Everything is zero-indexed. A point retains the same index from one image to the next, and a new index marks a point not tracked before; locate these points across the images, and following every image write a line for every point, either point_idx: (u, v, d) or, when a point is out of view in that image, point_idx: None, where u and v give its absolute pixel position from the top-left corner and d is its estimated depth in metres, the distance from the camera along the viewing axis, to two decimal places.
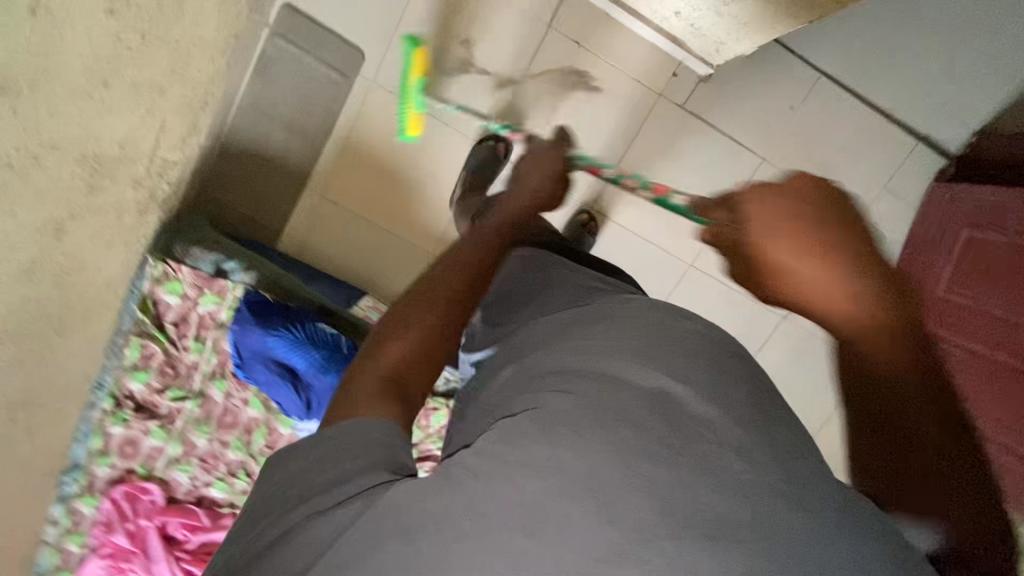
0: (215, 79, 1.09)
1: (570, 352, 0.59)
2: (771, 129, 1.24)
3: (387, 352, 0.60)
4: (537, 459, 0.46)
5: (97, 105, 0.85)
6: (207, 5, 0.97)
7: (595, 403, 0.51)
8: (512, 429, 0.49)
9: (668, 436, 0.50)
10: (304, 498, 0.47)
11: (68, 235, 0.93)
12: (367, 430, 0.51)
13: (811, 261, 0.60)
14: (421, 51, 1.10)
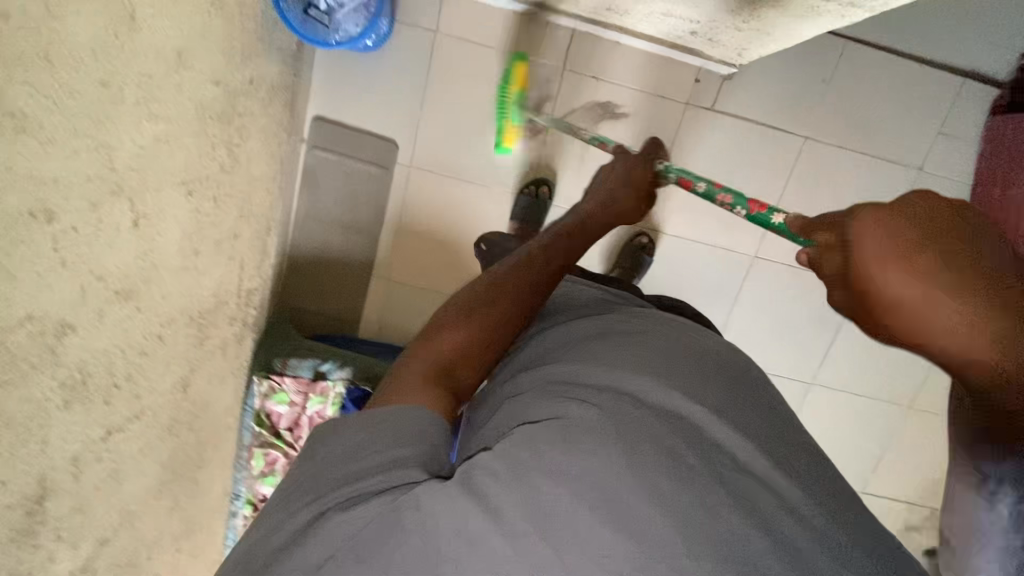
0: (273, 205, 1.17)
1: (590, 363, 0.61)
2: (806, 107, 1.22)
3: (444, 337, 0.65)
4: (561, 469, 0.49)
5: (193, 272, 0.94)
6: (256, 148, 1.04)
7: (617, 415, 0.54)
8: (548, 439, 0.52)
9: (686, 458, 0.53)
10: (344, 479, 0.50)
11: (191, 385, 1.03)
12: (413, 416, 0.55)
13: (945, 296, 0.46)
14: (523, 64, 1.18)
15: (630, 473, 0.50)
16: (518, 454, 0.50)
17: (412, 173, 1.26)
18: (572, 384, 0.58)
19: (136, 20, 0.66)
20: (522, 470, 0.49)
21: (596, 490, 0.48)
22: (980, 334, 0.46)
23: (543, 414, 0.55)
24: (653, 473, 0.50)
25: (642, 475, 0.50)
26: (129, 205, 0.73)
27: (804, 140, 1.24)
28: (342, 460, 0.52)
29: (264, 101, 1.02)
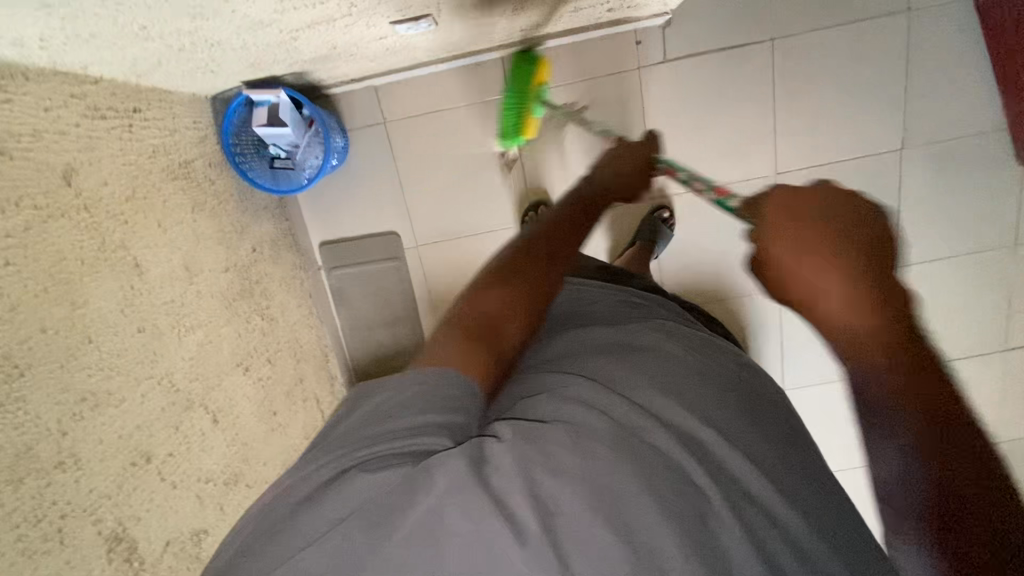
0: (320, 336, 1.26)
1: (603, 365, 0.58)
2: (759, 11, 1.15)
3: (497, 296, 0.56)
4: (569, 469, 0.47)
5: (280, 430, 1.03)
6: (286, 299, 1.13)
7: (623, 424, 0.51)
8: (561, 445, 0.48)
9: (696, 473, 0.50)
10: (377, 442, 0.46)
11: None
12: (445, 388, 0.48)
13: (828, 263, 0.48)
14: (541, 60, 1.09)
15: (636, 484, 0.47)
16: (527, 454, 0.47)
17: (420, 251, 1.30)
18: (575, 388, 0.54)
19: (141, 264, 0.75)
20: (532, 475, 0.46)
21: (598, 492, 0.46)
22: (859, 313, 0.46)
23: (547, 418, 0.51)
24: (655, 481, 0.48)
25: (644, 484, 0.48)
26: (205, 409, 0.82)
27: (772, 42, 1.17)
28: (388, 418, 0.47)
29: (273, 258, 1.11)
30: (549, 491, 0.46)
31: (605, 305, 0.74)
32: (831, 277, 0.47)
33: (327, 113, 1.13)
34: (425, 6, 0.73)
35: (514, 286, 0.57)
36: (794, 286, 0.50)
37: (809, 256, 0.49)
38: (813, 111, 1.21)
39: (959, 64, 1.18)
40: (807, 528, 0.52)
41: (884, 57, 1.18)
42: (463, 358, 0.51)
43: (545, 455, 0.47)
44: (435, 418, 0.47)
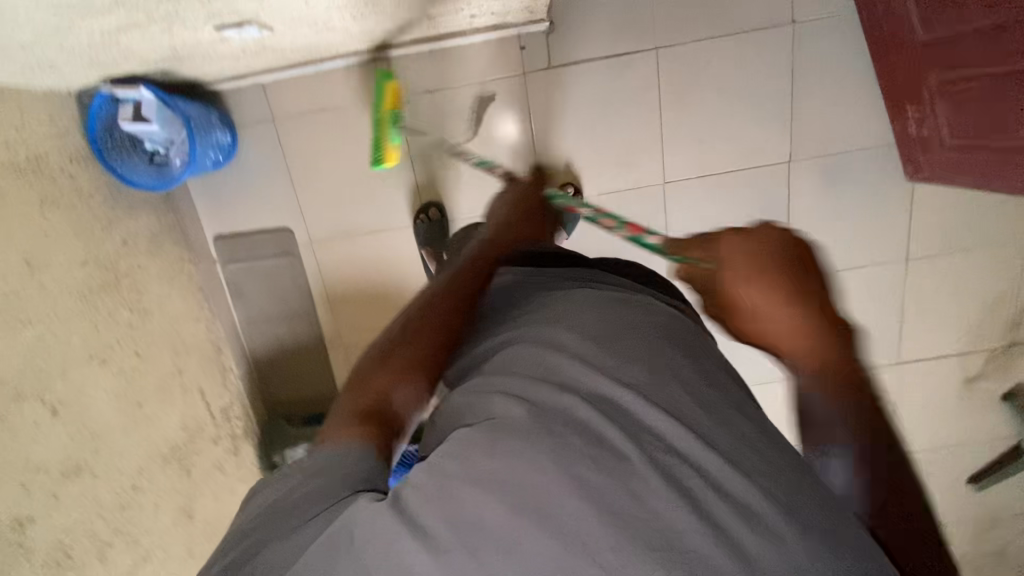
0: (211, 328, 1.29)
1: (531, 356, 0.62)
2: (644, 21, 1.16)
3: (361, 388, 0.62)
4: (488, 475, 0.51)
5: (146, 421, 1.06)
6: (163, 291, 1.15)
7: (547, 412, 0.56)
8: (478, 447, 0.53)
9: (615, 443, 0.54)
10: (300, 512, 0.53)
11: (197, 511, 1.17)
12: (350, 458, 0.55)
13: (795, 317, 0.56)
14: (393, 83, 1.14)
15: (557, 470, 0.51)
16: (443, 469, 0.52)
17: (316, 249, 1.32)
18: (500, 380, 0.60)
19: None
20: (447, 485, 0.51)
21: (519, 491, 0.50)
22: (830, 364, 0.56)
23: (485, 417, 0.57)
24: (581, 466, 0.52)
25: (563, 468, 0.52)
26: (41, 400, 0.85)
27: (656, 51, 1.17)
28: (308, 484, 0.54)
29: (150, 251, 1.14)
30: (470, 502, 0.50)
31: (534, 287, 0.76)
32: (789, 326, 0.57)
33: (207, 109, 1.14)
34: (240, 13, 0.74)
35: (393, 361, 0.64)
36: (764, 335, 0.59)
37: (764, 297, 0.57)
38: (699, 122, 1.22)
39: (844, 79, 1.18)
40: (763, 498, 0.53)
41: (770, 69, 1.18)
42: (355, 431, 0.58)
43: (462, 463, 0.52)
44: (346, 484, 0.54)
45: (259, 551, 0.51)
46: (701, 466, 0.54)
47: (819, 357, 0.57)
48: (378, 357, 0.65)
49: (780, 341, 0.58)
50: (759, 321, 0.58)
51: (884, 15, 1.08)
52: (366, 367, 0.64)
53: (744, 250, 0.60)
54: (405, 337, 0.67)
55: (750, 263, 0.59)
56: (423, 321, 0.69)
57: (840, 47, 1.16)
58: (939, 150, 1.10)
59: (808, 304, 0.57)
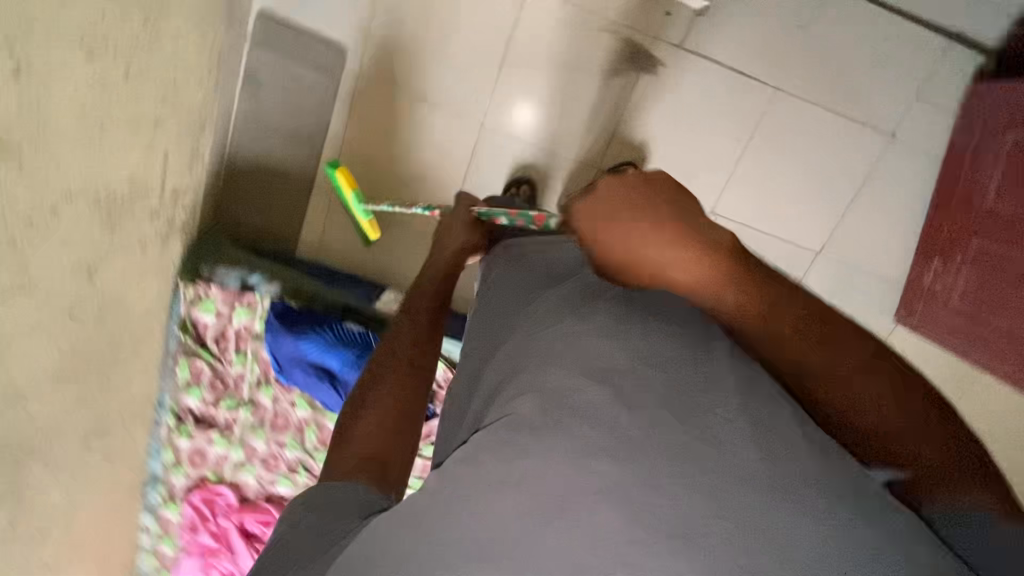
0: (207, 101, 1.11)
1: (555, 348, 0.67)
2: (780, 57, 1.16)
3: (364, 422, 0.70)
4: (504, 477, 0.54)
5: (98, 148, 0.89)
6: (183, 27, 0.97)
7: (554, 397, 0.61)
8: (491, 449, 0.57)
9: (627, 424, 0.56)
10: (303, 551, 0.57)
11: (100, 275, 1.00)
12: (345, 499, 0.61)
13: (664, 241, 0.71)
14: (341, 170, 1.19)
15: (567, 462, 0.54)
16: (461, 474, 0.56)
17: (359, 84, 1.21)
18: (523, 380, 0.65)
19: None
20: (466, 490, 0.55)
21: (540, 492, 0.53)
22: (723, 287, 0.66)
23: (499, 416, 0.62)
24: (589, 456, 0.54)
25: (575, 461, 0.54)
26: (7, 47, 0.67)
27: (773, 92, 1.18)
28: (308, 526, 0.59)
29: None
30: (491, 505, 0.53)
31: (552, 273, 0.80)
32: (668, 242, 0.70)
33: None
34: None
35: (382, 397, 0.73)
36: (676, 286, 0.69)
37: (648, 237, 0.72)
38: (771, 176, 1.23)
39: (903, 211, 1.24)
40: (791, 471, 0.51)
41: (853, 166, 1.22)
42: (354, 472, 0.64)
43: (472, 463, 0.57)
44: (353, 514, 0.59)
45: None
46: (706, 435, 0.55)
47: (712, 277, 0.67)
48: (365, 395, 0.74)
49: (654, 264, 0.70)
50: (673, 278, 0.69)
51: (968, 172, 1.15)
52: (360, 409, 0.72)
53: (597, 209, 0.78)
54: (392, 373, 0.77)
55: (612, 210, 0.76)
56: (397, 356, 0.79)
57: (915, 179, 1.23)
58: (941, 310, 1.21)
59: (671, 229, 0.71)
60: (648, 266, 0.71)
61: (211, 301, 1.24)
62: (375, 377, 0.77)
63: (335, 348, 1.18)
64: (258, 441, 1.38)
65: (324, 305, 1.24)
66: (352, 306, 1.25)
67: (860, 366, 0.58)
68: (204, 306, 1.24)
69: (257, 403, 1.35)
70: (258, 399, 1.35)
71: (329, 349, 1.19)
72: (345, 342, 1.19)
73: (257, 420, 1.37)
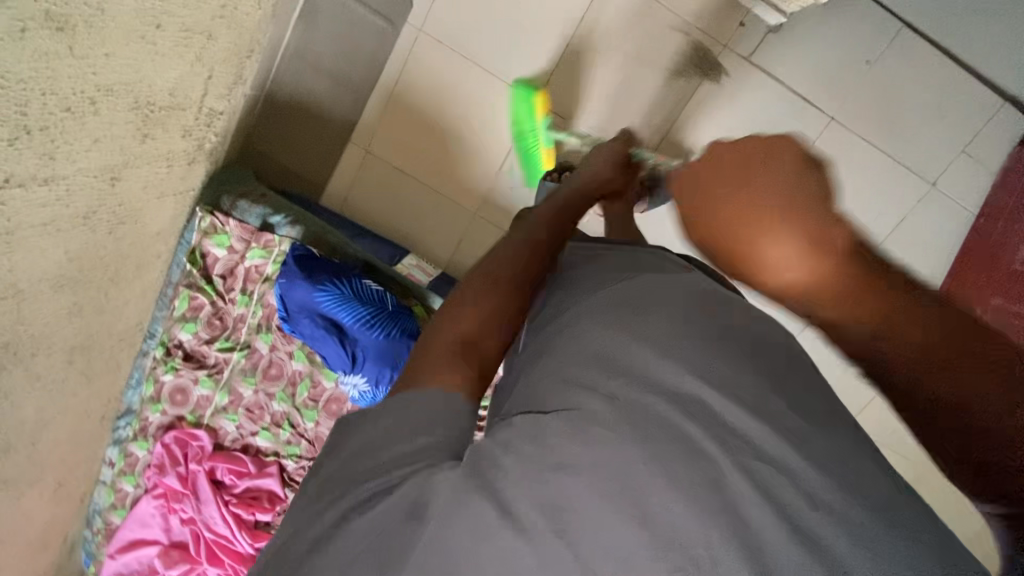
0: (261, 25, 1.03)
1: (626, 335, 0.56)
2: (840, 88, 1.17)
3: (454, 329, 0.56)
4: (563, 459, 0.47)
5: (150, 49, 0.83)
6: None
7: (630, 406, 0.50)
8: (556, 431, 0.48)
9: (700, 438, 0.49)
10: (372, 477, 0.47)
11: (121, 184, 0.94)
12: (430, 412, 0.49)
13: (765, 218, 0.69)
14: (539, 94, 1.16)
15: (642, 465, 0.47)
16: (519, 464, 0.47)
17: (420, 40, 1.18)
18: (583, 366, 0.54)
19: None
20: (538, 469, 0.47)
21: (617, 488, 0.46)
22: (806, 259, 0.64)
23: (555, 403, 0.51)
24: (666, 469, 0.47)
25: (652, 465, 0.47)
26: None
27: (828, 121, 1.19)
28: (372, 456, 0.48)
29: None
30: (558, 489, 0.46)
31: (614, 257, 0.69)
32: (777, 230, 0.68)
33: None
34: None
35: (481, 303, 0.59)
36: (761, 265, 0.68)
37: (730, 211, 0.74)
38: None
39: (928, 261, 1.26)
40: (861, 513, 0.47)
41: (890, 208, 1.24)
42: (450, 370, 0.52)
43: (537, 444, 0.48)
44: (427, 443, 0.48)
45: (328, 532, 0.46)
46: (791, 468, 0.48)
47: (800, 258, 0.64)
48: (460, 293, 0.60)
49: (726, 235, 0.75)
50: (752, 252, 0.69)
51: (1000, 233, 1.18)
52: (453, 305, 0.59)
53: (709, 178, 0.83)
54: (485, 275, 0.62)
55: (713, 171, 0.81)
56: (488, 265, 0.64)
57: (948, 232, 1.25)
58: None
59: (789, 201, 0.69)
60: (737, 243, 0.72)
61: (225, 234, 1.17)
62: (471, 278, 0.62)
63: (349, 303, 1.13)
64: (247, 388, 1.30)
65: (343, 258, 1.20)
66: (372, 264, 1.21)
67: (981, 360, 0.49)
68: (217, 237, 1.17)
69: (253, 348, 1.28)
70: (255, 344, 1.28)
71: (342, 303, 1.13)
72: (362, 299, 1.14)
73: (249, 366, 1.29)
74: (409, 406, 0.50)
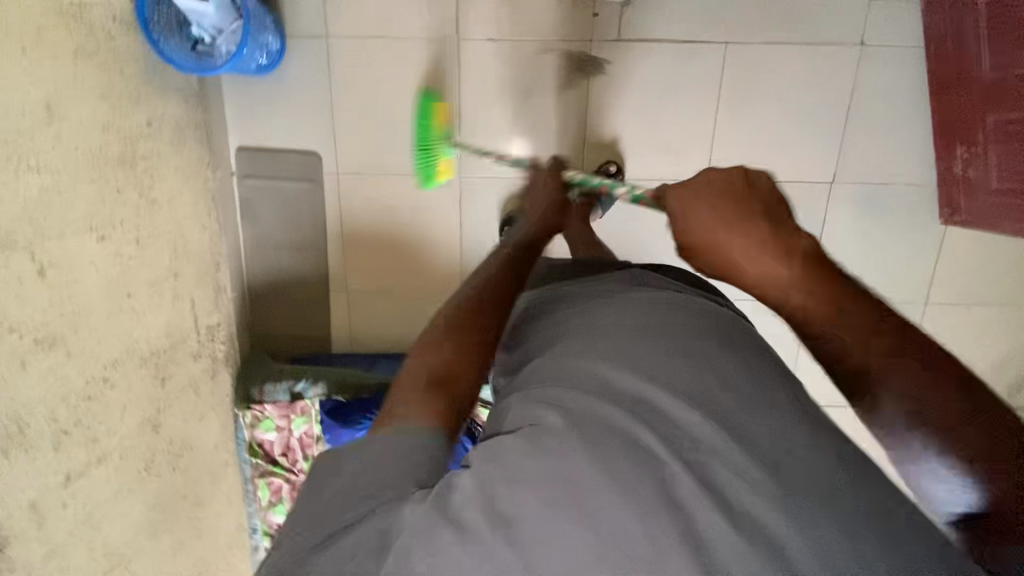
0: (214, 242, 1.20)
1: (578, 363, 0.65)
2: (719, 12, 1.16)
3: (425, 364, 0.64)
4: (524, 474, 0.54)
5: (132, 315, 0.98)
6: (175, 185, 1.08)
7: (580, 420, 0.59)
8: (515, 450, 0.56)
9: (647, 442, 0.57)
10: (354, 508, 0.53)
11: (164, 426, 1.07)
12: (410, 444, 0.56)
13: (740, 227, 0.65)
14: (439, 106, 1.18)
15: (592, 470, 0.55)
16: (488, 469, 0.55)
17: (342, 180, 1.27)
18: (542, 391, 0.63)
19: None
20: (492, 486, 0.54)
21: (563, 491, 0.53)
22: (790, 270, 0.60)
23: (520, 423, 0.60)
24: (610, 468, 0.55)
25: (600, 468, 0.55)
26: (31, 256, 0.77)
27: (726, 46, 1.17)
28: (355, 486, 0.55)
29: (173, 141, 1.06)
30: (505, 500, 0.53)
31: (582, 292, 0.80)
32: (753, 242, 0.63)
33: (264, 7, 1.09)
34: None
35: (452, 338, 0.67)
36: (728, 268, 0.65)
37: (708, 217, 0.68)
38: (752, 127, 1.21)
39: (899, 115, 1.20)
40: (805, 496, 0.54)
41: (833, 87, 1.19)
42: (421, 407, 0.59)
43: (501, 464, 0.55)
44: (405, 470, 0.55)
45: (329, 537, 0.52)
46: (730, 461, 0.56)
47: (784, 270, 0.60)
48: (445, 325, 0.69)
49: (727, 252, 0.65)
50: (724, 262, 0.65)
51: (954, 53, 1.10)
52: (429, 343, 0.67)
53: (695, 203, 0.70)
54: (464, 308, 0.72)
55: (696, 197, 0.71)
56: (473, 297, 0.74)
57: (903, 79, 1.18)
58: (981, 194, 1.12)
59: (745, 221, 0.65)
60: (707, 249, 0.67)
61: (267, 420, 1.29)
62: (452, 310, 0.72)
63: None
64: None
65: (370, 390, 1.27)
66: None
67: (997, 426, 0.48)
68: (263, 424, 1.29)
69: None
70: None
71: None
72: None
73: None
74: (381, 444, 0.57)
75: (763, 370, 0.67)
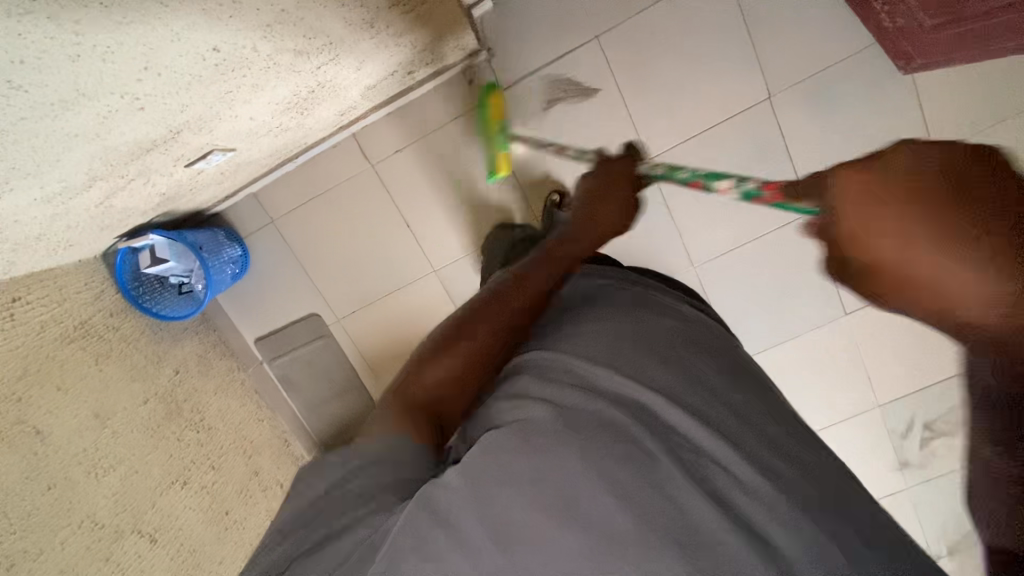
0: (274, 426, 1.37)
1: (578, 359, 0.65)
2: (574, 17, 1.17)
3: (428, 364, 0.61)
4: (520, 474, 0.55)
5: (236, 525, 1.15)
6: (223, 403, 1.25)
7: (573, 416, 0.59)
8: (510, 447, 0.56)
9: (642, 442, 0.59)
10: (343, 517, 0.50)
11: None
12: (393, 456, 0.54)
13: (950, 248, 0.47)
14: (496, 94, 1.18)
15: (585, 468, 0.56)
16: (485, 465, 0.55)
17: (344, 324, 1.39)
18: (543, 385, 0.63)
19: (42, 429, 0.87)
20: (481, 483, 0.54)
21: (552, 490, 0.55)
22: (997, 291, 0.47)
23: (509, 417, 0.60)
24: (608, 463, 0.56)
25: (592, 464, 0.56)
26: (139, 533, 0.96)
27: (597, 40, 1.18)
28: (348, 494, 0.51)
29: (201, 371, 1.24)
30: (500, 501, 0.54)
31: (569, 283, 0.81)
32: (947, 257, 0.47)
33: (214, 231, 1.25)
34: (202, 147, 0.81)
35: (465, 343, 0.65)
36: (924, 286, 0.50)
37: (904, 229, 0.50)
38: (664, 92, 1.19)
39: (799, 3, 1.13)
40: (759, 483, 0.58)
41: (718, 15, 1.15)
42: (405, 422, 0.56)
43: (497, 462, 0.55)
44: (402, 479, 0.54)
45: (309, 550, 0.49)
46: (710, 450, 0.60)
47: (981, 293, 0.47)
48: (470, 325, 0.67)
49: (930, 276, 0.49)
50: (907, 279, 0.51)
51: None
52: (436, 345, 0.64)
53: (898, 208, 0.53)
54: (492, 307, 0.70)
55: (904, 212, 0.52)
56: (506, 300, 0.72)
57: None
58: (922, 33, 1.00)
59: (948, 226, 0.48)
60: (898, 268, 0.51)
61: None
62: (479, 306, 0.70)
63: None
64: None
65: None
66: None
67: None
68: None
69: None
70: None
71: None
72: None
73: None
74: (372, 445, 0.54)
75: (723, 363, 0.71)
